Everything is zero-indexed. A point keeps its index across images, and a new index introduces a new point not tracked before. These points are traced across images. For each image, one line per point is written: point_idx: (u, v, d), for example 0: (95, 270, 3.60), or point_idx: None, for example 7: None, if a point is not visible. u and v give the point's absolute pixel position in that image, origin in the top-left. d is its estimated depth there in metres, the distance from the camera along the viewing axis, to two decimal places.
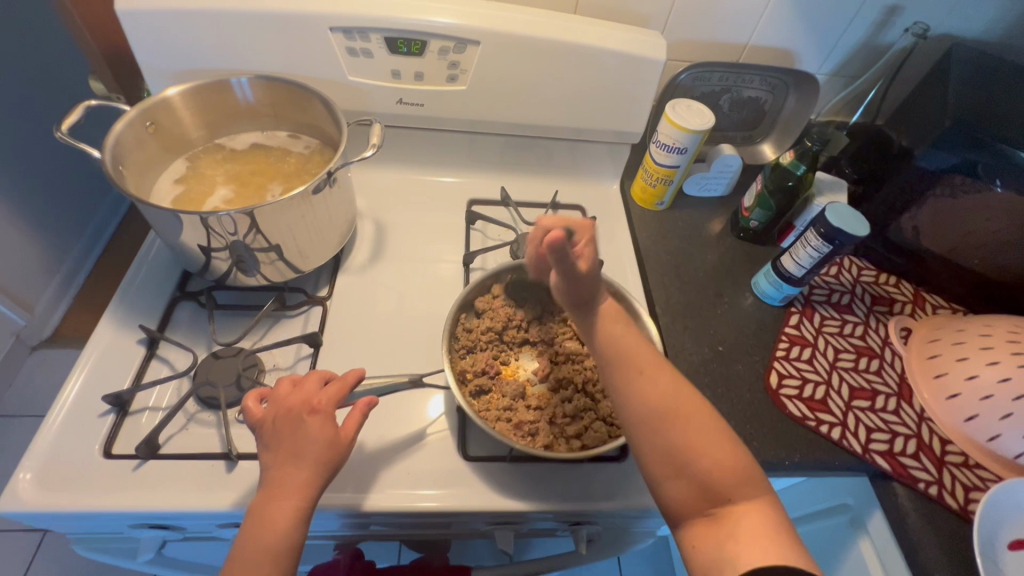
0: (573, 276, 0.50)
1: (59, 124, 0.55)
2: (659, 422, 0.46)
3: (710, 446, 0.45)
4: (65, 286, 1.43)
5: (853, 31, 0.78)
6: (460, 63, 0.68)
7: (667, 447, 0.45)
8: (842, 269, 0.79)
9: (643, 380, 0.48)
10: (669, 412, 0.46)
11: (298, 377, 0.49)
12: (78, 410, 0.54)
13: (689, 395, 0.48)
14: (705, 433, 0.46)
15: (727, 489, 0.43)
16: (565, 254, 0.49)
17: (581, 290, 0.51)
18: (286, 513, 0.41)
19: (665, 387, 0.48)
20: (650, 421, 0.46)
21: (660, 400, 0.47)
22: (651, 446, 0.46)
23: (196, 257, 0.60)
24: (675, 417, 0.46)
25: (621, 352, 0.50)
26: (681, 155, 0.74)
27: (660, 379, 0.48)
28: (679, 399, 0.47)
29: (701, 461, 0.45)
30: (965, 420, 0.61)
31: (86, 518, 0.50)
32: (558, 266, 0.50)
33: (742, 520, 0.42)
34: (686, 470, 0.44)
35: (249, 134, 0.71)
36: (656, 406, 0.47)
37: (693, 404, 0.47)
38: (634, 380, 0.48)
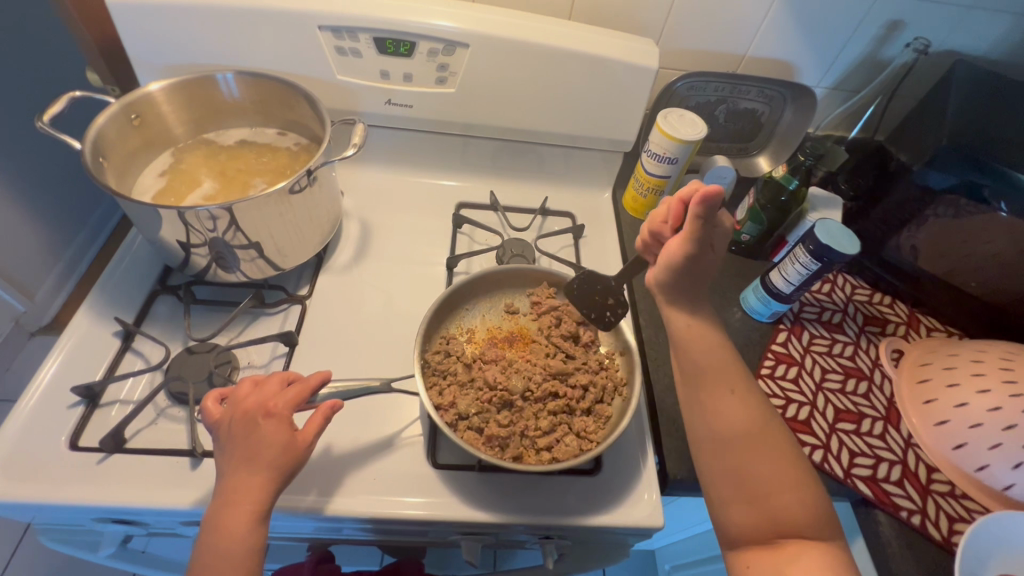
0: (703, 237, 0.51)
1: (42, 114, 0.56)
2: (738, 447, 0.49)
3: (787, 486, 0.48)
4: (68, 273, 1.39)
5: (854, 44, 0.77)
6: (450, 65, 0.68)
7: (743, 479, 0.48)
8: (835, 287, 0.77)
9: (730, 411, 0.50)
10: (748, 442, 0.49)
11: (261, 377, 0.49)
12: (48, 400, 0.54)
13: (770, 428, 0.50)
14: (779, 471, 0.48)
15: (796, 528, 0.46)
16: (709, 215, 0.49)
17: (693, 263, 0.53)
18: (240, 518, 0.41)
19: (753, 420, 0.50)
20: (731, 447, 0.49)
21: (740, 427, 0.50)
22: (725, 471, 0.49)
23: (176, 254, 0.60)
24: (756, 451, 0.49)
25: (712, 377, 0.52)
26: (672, 165, 0.73)
27: (740, 411, 0.50)
28: (759, 432, 0.50)
29: (777, 498, 0.47)
30: (952, 448, 0.59)
31: (47, 510, 0.50)
32: (699, 227, 0.50)
33: (802, 555, 0.45)
34: (765, 504, 0.47)
35: (238, 130, 0.71)
36: (737, 433, 0.49)
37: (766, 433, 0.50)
38: (716, 406, 0.51)
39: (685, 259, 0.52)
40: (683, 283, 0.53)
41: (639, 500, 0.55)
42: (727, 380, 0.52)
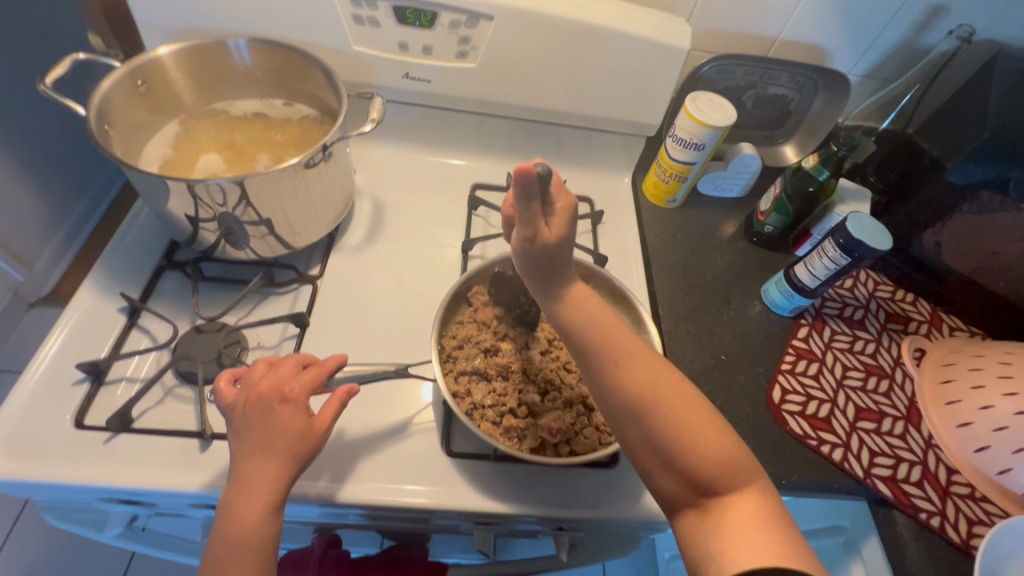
0: (529, 219, 0.41)
1: (44, 75, 0.53)
2: (642, 411, 0.41)
3: (699, 430, 0.40)
4: (66, 245, 1.36)
5: (892, 29, 0.74)
6: (472, 38, 0.64)
7: (650, 442, 0.40)
8: (858, 283, 0.75)
9: (620, 372, 0.42)
10: (649, 395, 0.41)
11: (275, 359, 0.48)
12: (51, 376, 0.52)
13: (672, 378, 0.42)
14: (688, 420, 0.40)
15: (715, 481, 0.38)
16: (533, 193, 0.40)
17: (541, 251, 0.43)
18: (256, 508, 0.40)
19: (649, 373, 0.42)
20: (632, 411, 0.41)
21: (639, 384, 0.42)
22: (635, 438, 0.41)
23: (184, 228, 0.57)
24: (657, 410, 0.41)
25: (605, 341, 0.44)
26: (698, 152, 0.70)
27: (641, 364, 0.43)
28: (662, 384, 0.42)
29: (688, 451, 0.39)
30: (974, 451, 0.58)
31: (52, 489, 0.48)
32: (519, 209, 0.41)
33: (734, 515, 0.37)
34: (676, 461, 0.39)
35: (248, 101, 0.68)
36: (632, 395, 0.41)
37: (668, 381, 0.42)
38: (614, 369, 0.43)
39: (529, 243, 0.43)
40: (542, 270, 0.45)
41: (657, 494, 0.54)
42: (618, 340, 0.44)
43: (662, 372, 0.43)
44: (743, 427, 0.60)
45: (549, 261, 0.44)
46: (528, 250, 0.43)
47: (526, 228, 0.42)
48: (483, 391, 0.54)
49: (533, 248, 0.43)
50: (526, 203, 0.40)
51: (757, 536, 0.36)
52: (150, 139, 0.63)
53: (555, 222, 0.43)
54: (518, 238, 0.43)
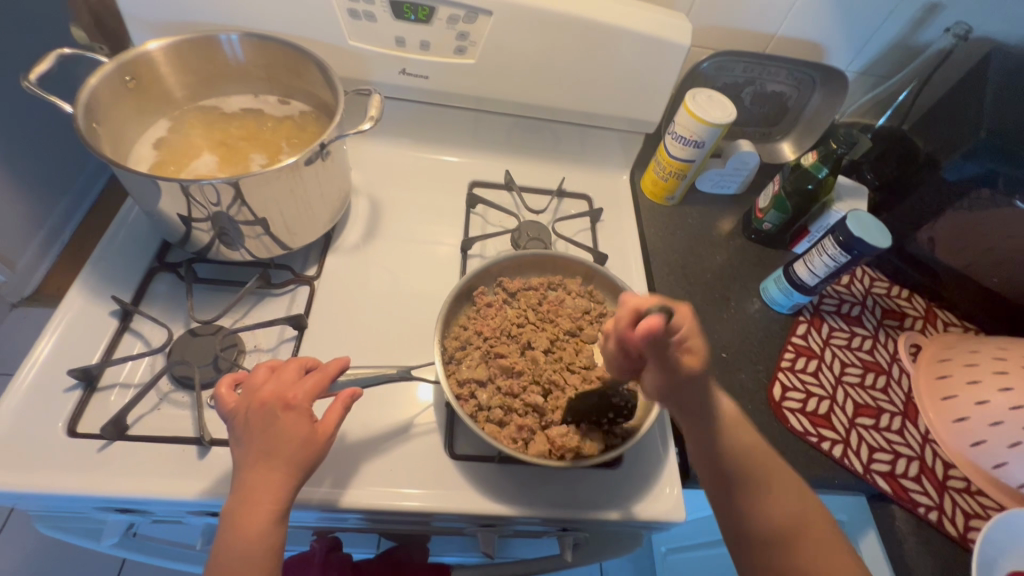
0: (660, 362, 0.44)
1: (29, 71, 0.51)
2: (785, 544, 0.43)
3: (832, 567, 0.42)
4: (50, 243, 1.32)
5: (889, 26, 0.74)
6: (470, 34, 0.63)
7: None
8: (855, 279, 0.76)
9: (766, 500, 0.44)
10: (794, 531, 0.43)
11: (276, 363, 0.47)
12: (41, 383, 0.51)
13: (812, 508, 0.45)
14: (831, 563, 0.42)
15: None
16: (662, 339, 0.42)
17: (687, 386, 0.44)
18: (260, 517, 0.39)
19: (792, 502, 0.44)
20: (772, 545, 0.43)
21: (781, 516, 0.43)
22: (768, 566, 0.43)
23: (176, 228, 0.56)
24: (802, 545, 0.43)
25: (753, 470, 0.45)
26: (698, 149, 0.70)
27: (783, 495, 0.44)
28: (805, 519, 0.44)
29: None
30: (970, 445, 0.59)
31: (45, 499, 0.47)
32: (654, 357, 0.43)
33: None
34: None
35: (240, 97, 0.66)
36: (775, 527, 0.43)
37: (807, 514, 0.44)
38: (754, 497, 0.44)
39: (671, 384, 0.44)
40: (687, 405, 0.45)
41: (661, 494, 0.54)
42: (762, 466, 0.45)
43: (804, 501, 0.45)
44: None
45: (692, 392, 0.45)
46: (671, 393, 0.45)
47: (658, 370, 0.44)
48: (489, 395, 0.53)
49: (678, 385, 0.44)
50: (659, 349, 0.42)
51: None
52: (139, 137, 0.61)
53: (693, 348, 0.44)
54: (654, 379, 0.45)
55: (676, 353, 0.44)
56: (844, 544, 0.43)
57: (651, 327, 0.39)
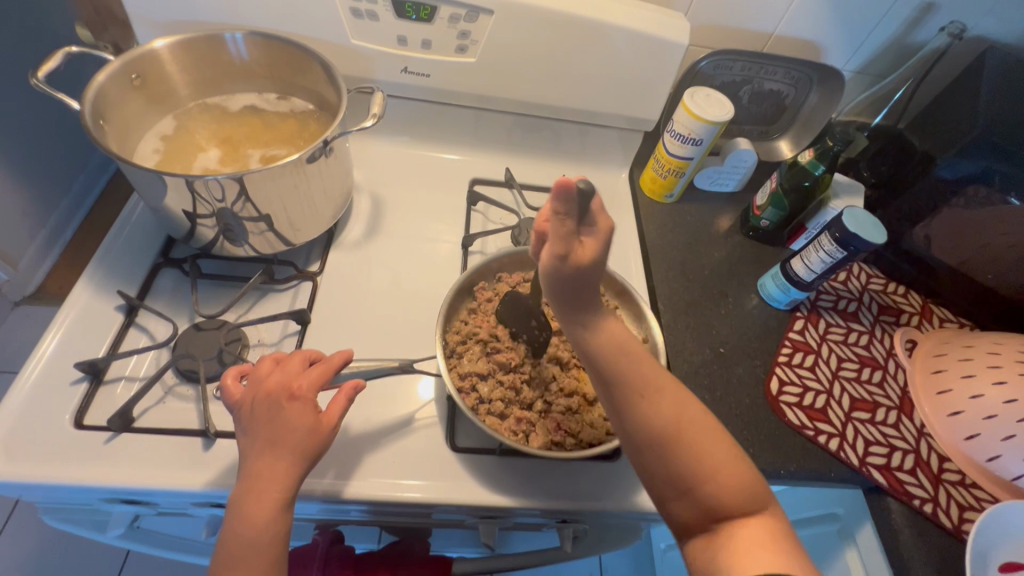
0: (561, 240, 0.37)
1: (36, 69, 0.51)
2: (670, 441, 0.38)
3: (720, 460, 0.38)
4: (51, 243, 1.32)
5: (884, 26, 0.75)
6: (471, 32, 0.64)
7: (666, 475, 0.39)
8: (851, 276, 0.76)
9: (648, 401, 0.40)
10: (672, 432, 0.39)
11: (281, 356, 0.48)
12: (48, 375, 0.52)
13: (693, 410, 0.40)
14: (718, 447, 0.39)
15: (731, 513, 0.37)
16: (574, 210, 0.36)
17: (578, 280, 0.39)
18: (266, 506, 0.40)
19: (671, 407, 0.40)
20: (655, 443, 0.39)
21: (664, 420, 0.39)
22: (651, 470, 0.39)
23: (181, 224, 0.57)
24: (682, 437, 0.39)
25: (634, 373, 0.40)
26: (696, 147, 0.71)
27: (661, 401, 0.40)
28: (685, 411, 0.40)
29: (707, 487, 0.38)
30: (965, 439, 0.60)
31: (52, 489, 0.48)
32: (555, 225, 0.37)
33: (741, 543, 0.36)
34: (694, 495, 0.38)
35: (244, 95, 0.67)
36: (652, 430, 0.39)
37: (691, 421, 0.39)
38: (630, 399, 0.40)
39: (556, 266, 0.38)
40: (570, 295, 0.40)
41: None
42: (634, 372, 0.41)
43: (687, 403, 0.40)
44: (742, 418, 0.61)
45: (582, 288, 0.39)
46: (557, 276, 0.38)
47: (558, 247, 0.37)
48: (488, 387, 0.54)
49: (568, 280, 0.39)
50: (571, 219, 0.36)
51: (765, 551, 0.35)
52: (144, 134, 0.62)
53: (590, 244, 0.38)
54: (548, 258, 0.38)
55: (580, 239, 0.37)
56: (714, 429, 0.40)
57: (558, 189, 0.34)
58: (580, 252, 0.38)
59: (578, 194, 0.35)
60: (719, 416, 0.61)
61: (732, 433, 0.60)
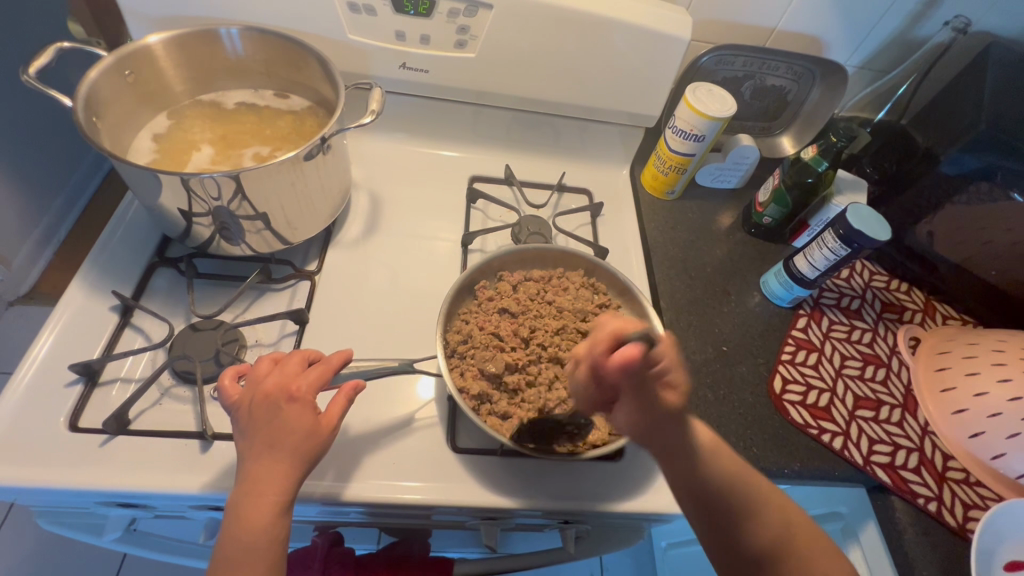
0: (640, 401, 0.41)
1: (26, 65, 0.50)
2: (784, 557, 0.42)
3: (828, 566, 0.42)
4: (45, 241, 1.31)
5: (888, 20, 0.74)
6: (471, 28, 0.63)
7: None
8: (854, 273, 0.76)
9: (754, 522, 0.42)
10: (782, 549, 0.42)
11: (279, 355, 0.47)
12: (42, 378, 0.51)
13: (795, 518, 0.44)
14: (822, 551, 0.42)
15: None
16: (642, 371, 0.40)
17: (668, 421, 0.42)
18: (263, 508, 0.39)
19: (778, 518, 0.43)
20: (767, 558, 0.42)
21: (776, 537, 0.42)
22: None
23: (177, 223, 0.56)
24: (793, 554, 0.42)
25: (738, 495, 0.43)
26: (698, 143, 0.70)
27: (769, 517, 0.43)
28: (790, 525, 0.43)
29: None
30: (969, 437, 0.60)
31: (46, 493, 0.47)
32: (632, 394, 0.41)
33: None
34: None
35: (239, 92, 0.66)
36: (762, 548, 0.42)
37: (792, 529, 0.43)
38: (741, 523, 0.42)
39: (646, 417, 0.41)
40: (657, 437, 0.42)
41: (662, 486, 0.54)
42: (740, 493, 0.43)
43: (788, 515, 0.44)
44: (746, 417, 0.61)
45: (670, 428, 0.42)
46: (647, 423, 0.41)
47: (638, 398, 0.41)
48: (482, 388, 0.53)
49: (655, 423, 0.41)
50: (640, 379, 0.40)
51: None
52: (138, 131, 0.61)
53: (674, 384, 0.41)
54: (635, 411, 0.41)
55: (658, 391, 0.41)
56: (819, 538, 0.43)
57: (629, 357, 0.39)
58: (668, 395, 0.41)
59: (641, 356, 0.39)
60: (723, 415, 0.60)
61: (736, 432, 0.59)
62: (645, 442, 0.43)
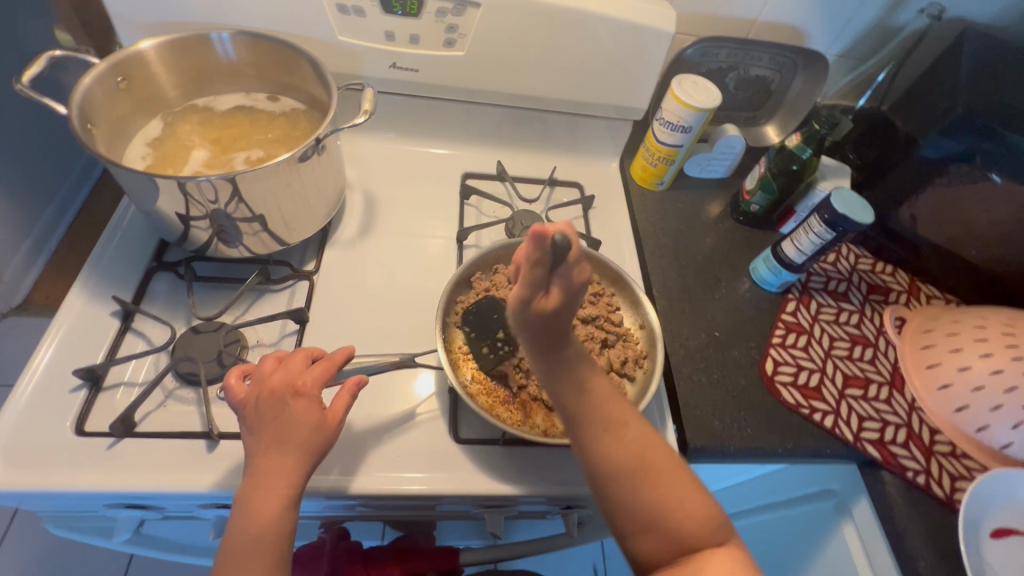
0: (530, 286, 0.36)
1: (20, 74, 0.51)
2: (638, 476, 0.39)
3: (683, 496, 0.39)
4: (36, 252, 1.30)
5: (866, 10, 0.76)
6: (459, 26, 0.64)
7: (631, 512, 0.39)
8: (840, 257, 0.78)
9: (613, 436, 0.40)
10: (639, 468, 0.39)
11: (283, 354, 0.48)
12: (46, 384, 0.51)
13: (656, 443, 0.41)
14: (679, 479, 0.40)
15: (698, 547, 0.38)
16: (550, 260, 0.35)
17: (548, 325, 0.37)
18: (273, 502, 0.40)
19: (640, 438, 0.41)
20: (622, 479, 0.39)
21: (633, 455, 0.40)
22: (617, 500, 0.39)
23: (174, 226, 0.56)
24: (649, 475, 0.39)
25: (599, 408, 0.40)
26: (685, 134, 0.71)
27: (631, 433, 0.40)
28: (646, 449, 0.40)
29: (674, 518, 0.38)
30: (954, 411, 0.62)
31: (56, 498, 0.47)
32: (529, 273, 0.36)
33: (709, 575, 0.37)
34: (658, 529, 0.38)
35: (232, 96, 0.67)
36: (620, 465, 0.39)
37: (661, 457, 0.40)
38: (596, 432, 0.40)
39: (519, 309, 0.37)
40: (541, 335, 0.38)
41: None
42: (609, 407, 0.41)
43: (649, 438, 0.41)
44: (740, 400, 0.62)
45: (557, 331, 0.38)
46: (524, 318, 0.37)
47: (523, 291, 0.36)
48: (475, 374, 0.56)
49: (535, 321, 0.37)
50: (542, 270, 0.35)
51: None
52: (134, 138, 0.62)
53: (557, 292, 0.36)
54: (514, 299, 0.37)
55: (546, 289, 0.36)
56: (676, 466, 0.40)
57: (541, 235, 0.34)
58: (546, 300, 0.36)
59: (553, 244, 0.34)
60: (718, 398, 0.62)
61: (731, 415, 0.61)
62: (529, 334, 0.39)
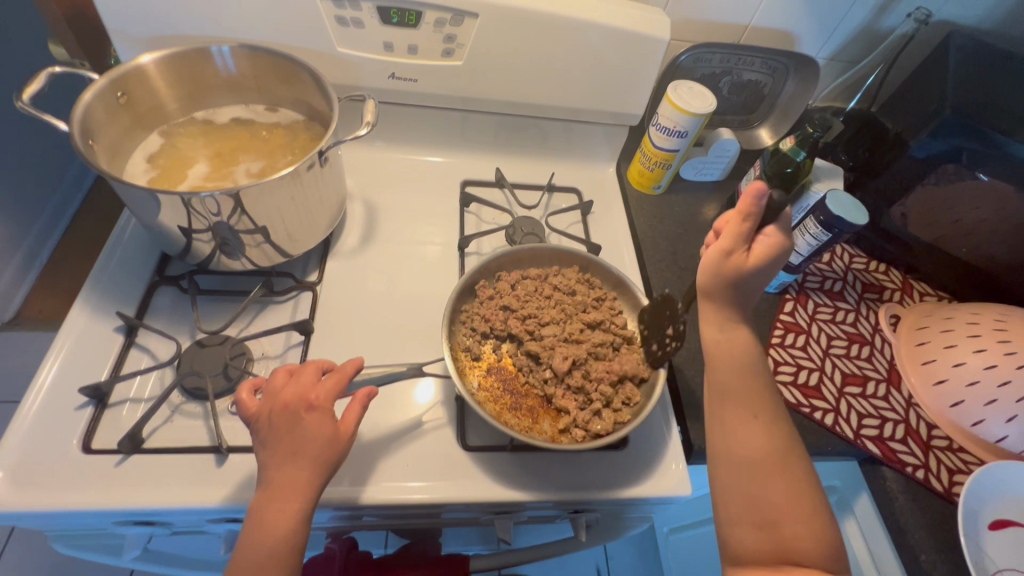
0: (733, 238, 0.48)
1: (20, 92, 0.50)
2: (759, 471, 0.46)
3: (791, 504, 0.45)
4: (27, 265, 1.28)
5: (854, 14, 0.78)
6: (457, 36, 0.65)
7: (742, 502, 0.46)
8: (835, 257, 0.79)
9: (760, 431, 0.47)
10: (770, 469, 0.46)
11: (293, 367, 0.48)
12: (51, 403, 0.51)
13: (789, 455, 0.47)
14: (790, 491, 0.45)
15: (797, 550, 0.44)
16: (751, 214, 0.48)
17: (735, 277, 0.49)
18: (286, 516, 0.40)
19: (782, 444, 0.47)
20: (738, 468, 0.47)
21: (757, 452, 0.47)
22: (725, 485, 0.47)
23: (176, 240, 0.56)
24: (767, 475, 0.46)
25: (771, 405, 0.49)
26: (681, 139, 0.72)
27: (758, 432, 0.47)
28: (771, 456, 0.47)
29: (781, 519, 0.44)
30: (950, 406, 0.63)
31: (64, 517, 0.47)
32: (734, 228, 0.48)
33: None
34: (764, 523, 0.45)
35: (230, 108, 0.67)
36: (748, 457, 0.47)
37: (777, 460, 0.47)
38: (738, 420, 0.48)
39: (718, 260, 0.49)
40: (716, 289, 0.50)
41: (667, 471, 0.57)
42: (753, 398, 0.49)
43: (788, 449, 0.47)
44: None
45: (736, 285, 0.50)
46: (718, 268, 0.49)
47: (726, 244, 0.49)
48: (481, 381, 0.57)
49: (721, 275, 0.49)
50: (752, 221, 0.48)
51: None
52: (133, 152, 0.61)
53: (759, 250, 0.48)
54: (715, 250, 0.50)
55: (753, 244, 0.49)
56: (808, 483, 0.46)
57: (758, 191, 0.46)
58: (747, 255, 0.48)
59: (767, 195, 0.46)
60: None
61: None
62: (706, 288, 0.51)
